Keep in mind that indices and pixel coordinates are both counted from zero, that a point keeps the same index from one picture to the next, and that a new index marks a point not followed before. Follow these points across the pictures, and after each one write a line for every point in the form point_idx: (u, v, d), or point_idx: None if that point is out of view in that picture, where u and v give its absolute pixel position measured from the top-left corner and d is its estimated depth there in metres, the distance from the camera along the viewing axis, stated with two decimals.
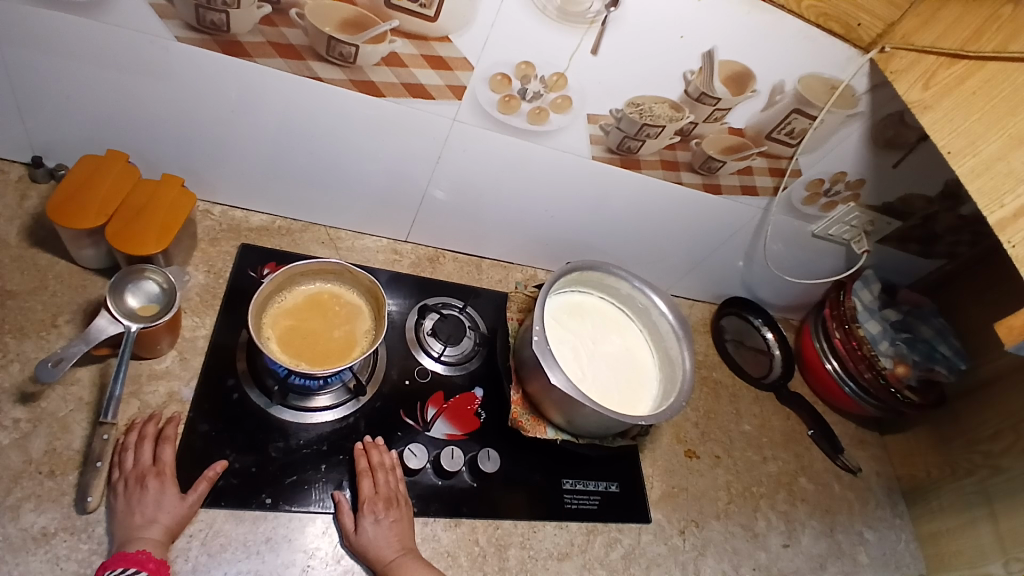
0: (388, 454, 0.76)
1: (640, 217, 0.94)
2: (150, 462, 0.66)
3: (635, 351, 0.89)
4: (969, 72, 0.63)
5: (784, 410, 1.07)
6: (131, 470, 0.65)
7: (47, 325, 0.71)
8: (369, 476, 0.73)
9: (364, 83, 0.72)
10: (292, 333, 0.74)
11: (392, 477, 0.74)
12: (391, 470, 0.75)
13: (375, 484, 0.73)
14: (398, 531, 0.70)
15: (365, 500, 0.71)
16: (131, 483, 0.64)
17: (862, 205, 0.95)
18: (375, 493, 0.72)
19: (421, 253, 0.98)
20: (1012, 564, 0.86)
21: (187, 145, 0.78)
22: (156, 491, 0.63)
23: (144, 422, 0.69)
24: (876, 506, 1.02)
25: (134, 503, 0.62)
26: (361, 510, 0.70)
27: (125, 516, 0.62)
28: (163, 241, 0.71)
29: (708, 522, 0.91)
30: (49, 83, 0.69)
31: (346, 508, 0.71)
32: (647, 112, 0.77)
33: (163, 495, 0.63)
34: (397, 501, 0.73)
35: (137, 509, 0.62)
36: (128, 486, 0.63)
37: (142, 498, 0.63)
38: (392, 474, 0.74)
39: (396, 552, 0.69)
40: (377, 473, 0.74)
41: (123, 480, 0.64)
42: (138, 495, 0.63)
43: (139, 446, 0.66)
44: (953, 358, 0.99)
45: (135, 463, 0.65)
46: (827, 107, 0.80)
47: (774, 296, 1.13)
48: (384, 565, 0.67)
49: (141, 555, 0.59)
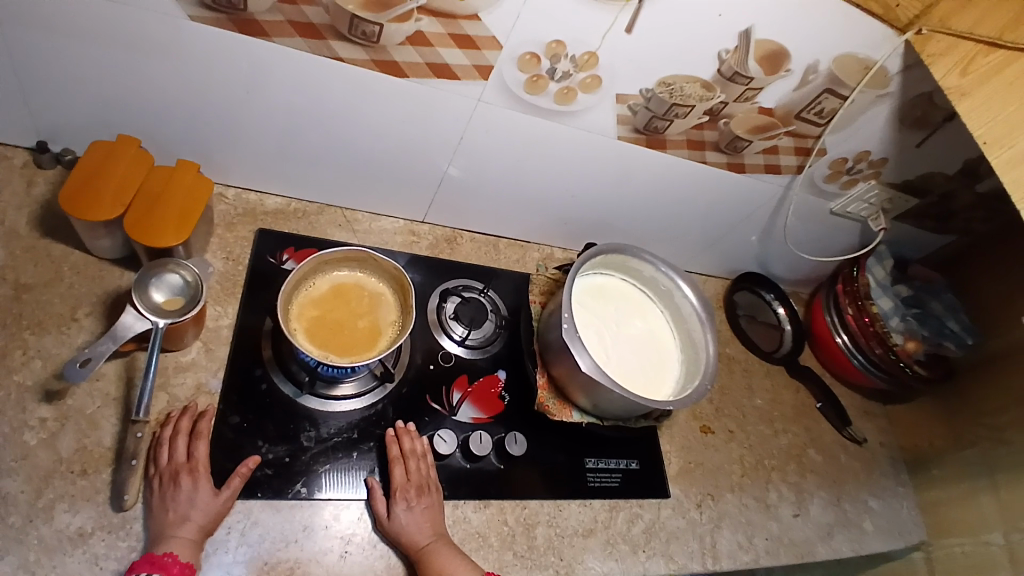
0: (419, 441, 0.76)
1: (660, 195, 0.93)
2: (186, 456, 0.65)
3: (657, 333, 0.89)
4: (1008, 61, 0.63)
5: (794, 384, 1.09)
6: (165, 466, 0.64)
7: (66, 319, 0.69)
8: (400, 464, 0.73)
9: (386, 63, 0.69)
10: (319, 323, 0.72)
11: (422, 465, 0.75)
12: (423, 457, 0.75)
13: (406, 472, 0.73)
14: (430, 518, 0.71)
15: (399, 487, 0.71)
16: (166, 479, 0.63)
17: (882, 182, 0.95)
18: (407, 480, 0.72)
19: (438, 234, 0.96)
20: (1012, 534, 0.90)
21: (200, 127, 0.74)
22: (190, 490, 0.63)
23: (179, 415, 0.68)
24: (881, 476, 1.06)
25: (168, 500, 0.62)
26: (395, 498, 0.71)
27: (159, 511, 0.62)
28: (184, 232, 0.68)
29: (723, 495, 0.93)
30: (56, 64, 0.65)
31: (378, 494, 0.72)
32: (678, 91, 0.75)
33: (196, 493, 0.63)
34: (427, 488, 0.73)
35: (171, 506, 0.62)
36: (162, 482, 0.63)
37: (176, 496, 0.62)
38: (423, 461, 0.75)
39: (428, 537, 0.70)
40: (408, 460, 0.74)
41: (158, 475, 0.64)
42: (172, 492, 0.63)
43: (174, 439, 0.66)
44: (962, 334, 1.02)
45: (170, 458, 0.65)
46: (859, 86, 0.78)
47: (786, 271, 1.14)
48: (416, 550, 0.69)
49: (167, 563, 0.58)
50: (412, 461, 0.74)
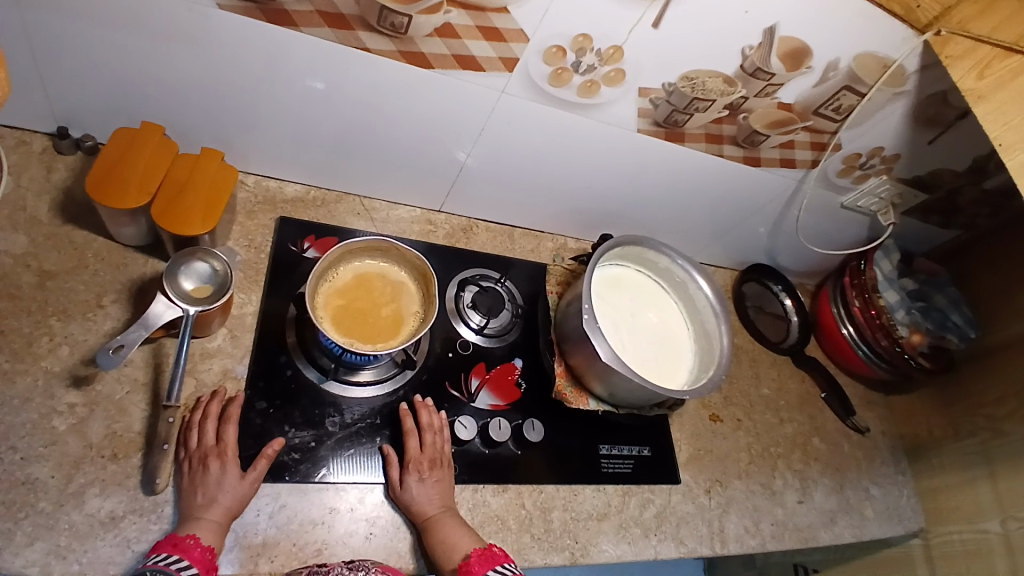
0: (436, 416, 0.78)
1: (676, 188, 0.94)
2: (216, 440, 0.66)
3: (671, 325, 0.91)
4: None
5: (799, 374, 1.11)
6: (195, 450, 0.65)
7: (92, 307, 0.70)
8: (416, 436, 0.75)
9: (413, 54, 0.69)
10: (344, 311, 0.73)
11: (438, 439, 0.76)
12: (439, 432, 0.76)
13: (421, 445, 0.74)
14: (440, 490, 0.72)
15: (413, 458, 0.73)
16: (195, 463, 0.64)
17: (893, 177, 0.96)
18: (422, 453, 0.73)
19: (454, 223, 0.96)
20: (1009, 522, 0.92)
21: (223, 114, 0.74)
22: (218, 473, 0.64)
23: (207, 400, 0.69)
24: (882, 463, 1.08)
25: (196, 482, 0.63)
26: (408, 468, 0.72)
27: (189, 494, 0.63)
28: (211, 220, 0.69)
29: (731, 481, 0.95)
30: (80, 49, 0.64)
31: (394, 462, 0.73)
32: (700, 86, 0.76)
33: (224, 476, 0.63)
34: (440, 462, 0.74)
35: (200, 489, 0.63)
36: (192, 466, 0.64)
37: (204, 479, 0.63)
38: (438, 436, 0.76)
39: (436, 509, 0.71)
40: (424, 434, 0.75)
41: (188, 459, 0.65)
42: (201, 476, 0.63)
43: (204, 422, 0.66)
44: (965, 327, 1.04)
45: (199, 442, 0.65)
46: (877, 84, 0.80)
47: (793, 263, 1.15)
48: (423, 521, 0.70)
49: (190, 547, 0.59)
50: (427, 435, 0.75)
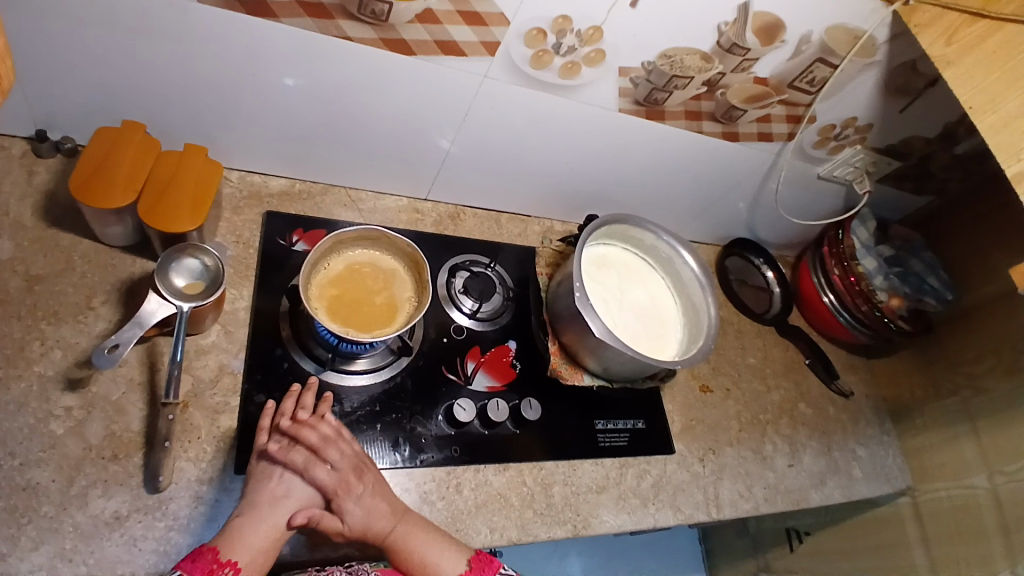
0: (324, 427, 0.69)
1: (658, 166, 0.95)
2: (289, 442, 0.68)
3: (659, 300, 0.92)
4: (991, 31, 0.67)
5: (784, 343, 1.14)
6: (267, 447, 0.67)
7: (82, 309, 0.69)
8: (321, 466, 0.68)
9: (395, 42, 0.70)
10: (338, 301, 0.73)
11: (342, 448, 0.69)
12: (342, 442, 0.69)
13: (332, 464, 0.68)
14: (380, 502, 0.68)
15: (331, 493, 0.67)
16: (287, 445, 0.67)
17: (867, 147, 0.99)
18: (338, 472, 0.67)
19: (441, 211, 0.97)
20: (996, 476, 0.97)
21: (205, 110, 0.74)
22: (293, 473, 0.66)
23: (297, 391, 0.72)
24: (866, 425, 1.12)
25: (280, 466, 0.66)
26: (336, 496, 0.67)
27: (269, 474, 0.65)
28: (199, 216, 0.68)
29: (723, 449, 0.98)
30: (56, 52, 0.64)
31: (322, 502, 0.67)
32: (678, 64, 0.77)
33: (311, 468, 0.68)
34: (363, 468, 0.69)
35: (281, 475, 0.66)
36: (284, 446, 0.67)
37: (290, 464, 0.66)
38: (340, 444, 0.69)
39: (389, 522, 0.67)
40: (326, 450, 0.68)
41: (280, 438, 0.68)
42: (291, 458, 0.67)
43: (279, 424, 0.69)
44: (940, 290, 1.08)
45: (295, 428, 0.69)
46: (848, 56, 0.82)
47: (773, 236, 1.18)
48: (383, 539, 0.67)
49: (206, 560, 0.58)
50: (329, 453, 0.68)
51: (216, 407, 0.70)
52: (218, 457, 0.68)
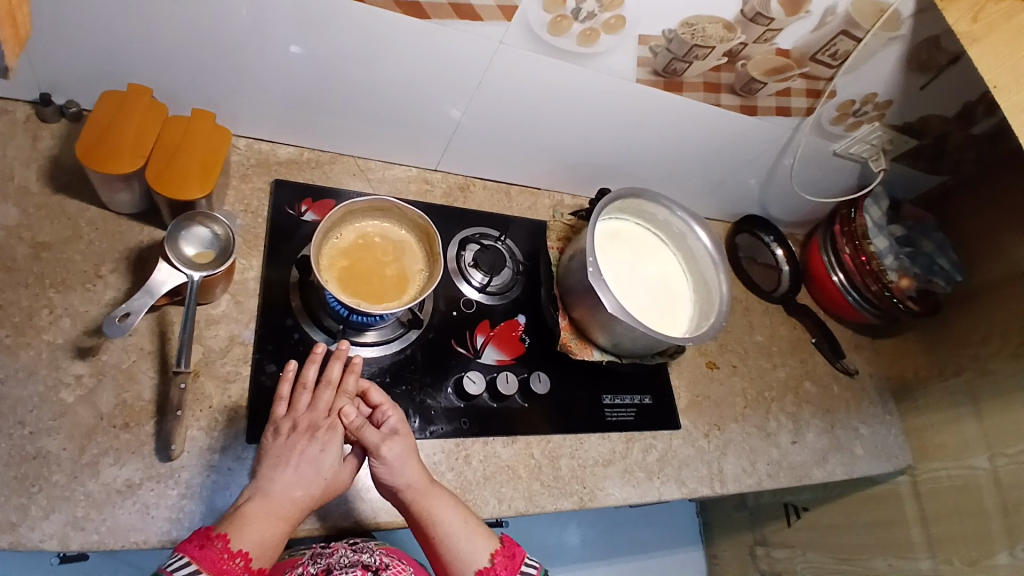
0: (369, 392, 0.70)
1: (673, 140, 0.94)
2: (328, 412, 0.68)
3: (670, 276, 0.92)
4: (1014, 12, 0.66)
5: (791, 321, 1.14)
6: (302, 417, 0.66)
7: (91, 277, 0.68)
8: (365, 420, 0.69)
9: (409, 4, 0.67)
10: (349, 272, 0.72)
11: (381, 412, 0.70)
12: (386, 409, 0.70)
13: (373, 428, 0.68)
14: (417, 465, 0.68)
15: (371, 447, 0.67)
16: (301, 430, 0.65)
17: (886, 124, 0.97)
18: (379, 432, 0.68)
19: (451, 182, 0.95)
20: (998, 458, 0.97)
21: (212, 74, 0.72)
22: (324, 446, 0.65)
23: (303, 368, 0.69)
24: (870, 404, 1.12)
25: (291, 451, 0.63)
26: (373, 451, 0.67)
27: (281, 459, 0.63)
28: (208, 183, 0.67)
29: (728, 425, 0.99)
30: (59, 12, 0.61)
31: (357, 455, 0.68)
32: (700, 32, 0.75)
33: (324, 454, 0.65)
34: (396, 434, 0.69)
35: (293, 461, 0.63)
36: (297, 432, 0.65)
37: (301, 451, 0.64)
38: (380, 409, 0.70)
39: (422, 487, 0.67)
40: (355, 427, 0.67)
41: (291, 422, 0.66)
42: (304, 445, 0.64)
43: (318, 390, 0.68)
44: (950, 270, 1.08)
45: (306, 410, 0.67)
46: (872, 30, 0.80)
47: (785, 214, 1.17)
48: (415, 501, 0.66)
49: (216, 550, 0.56)
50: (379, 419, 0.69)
51: (226, 377, 0.70)
52: (228, 427, 0.67)
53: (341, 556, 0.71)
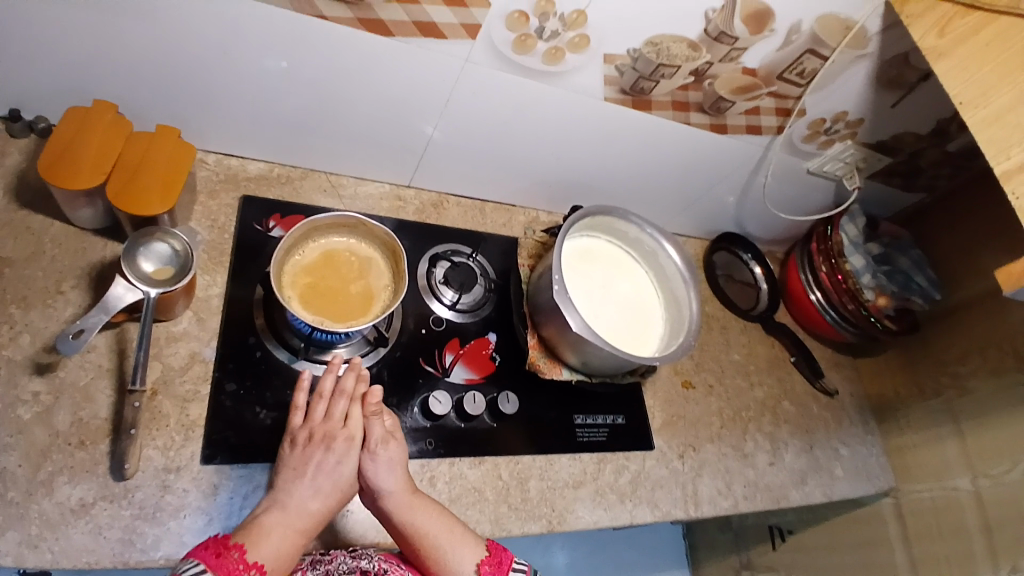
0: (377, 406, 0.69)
1: (646, 157, 0.94)
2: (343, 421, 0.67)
3: (643, 294, 0.91)
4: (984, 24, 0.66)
5: (769, 339, 1.13)
6: (318, 426, 0.66)
7: (51, 293, 0.68)
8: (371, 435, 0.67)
9: (373, 22, 0.68)
10: (312, 289, 0.72)
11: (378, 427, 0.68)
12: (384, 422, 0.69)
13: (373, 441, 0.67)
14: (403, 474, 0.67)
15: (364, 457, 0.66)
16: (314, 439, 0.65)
17: (858, 142, 0.98)
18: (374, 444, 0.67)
19: (424, 199, 0.95)
20: (979, 479, 0.97)
21: (179, 90, 0.72)
22: (342, 457, 0.65)
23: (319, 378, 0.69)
24: (850, 424, 1.11)
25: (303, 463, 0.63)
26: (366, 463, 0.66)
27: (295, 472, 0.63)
28: (169, 199, 0.67)
29: (704, 445, 0.97)
30: (23, 27, 0.62)
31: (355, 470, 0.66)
32: (665, 51, 0.76)
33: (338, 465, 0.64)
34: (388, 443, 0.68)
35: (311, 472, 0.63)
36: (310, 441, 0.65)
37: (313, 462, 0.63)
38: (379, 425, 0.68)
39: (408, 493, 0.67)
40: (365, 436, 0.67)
41: (308, 431, 0.66)
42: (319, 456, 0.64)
43: (333, 400, 0.68)
44: (928, 288, 1.07)
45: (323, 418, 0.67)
46: (838, 47, 0.80)
47: (763, 231, 1.17)
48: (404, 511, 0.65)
49: (233, 560, 0.55)
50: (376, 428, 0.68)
51: (185, 396, 0.69)
52: (186, 447, 0.66)
53: (341, 563, 0.65)
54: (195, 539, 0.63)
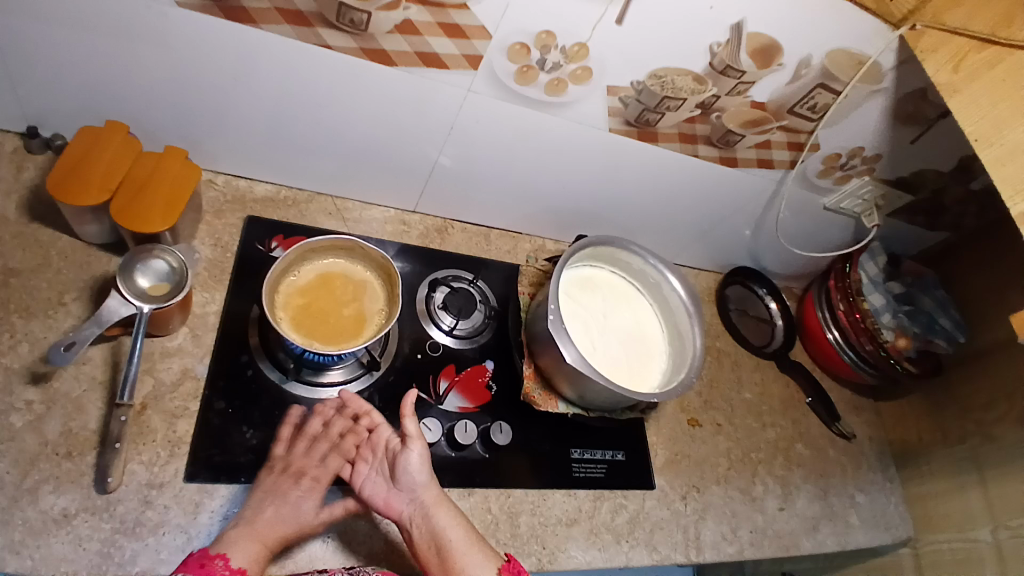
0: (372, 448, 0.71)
1: (653, 189, 0.93)
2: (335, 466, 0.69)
3: (645, 326, 0.89)
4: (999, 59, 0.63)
5: (784, 378, 1.09)
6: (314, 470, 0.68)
7: (53, 304, 0.70)
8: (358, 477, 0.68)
9: (375, 52, 0.69)
10: (304, 311, 0.72)
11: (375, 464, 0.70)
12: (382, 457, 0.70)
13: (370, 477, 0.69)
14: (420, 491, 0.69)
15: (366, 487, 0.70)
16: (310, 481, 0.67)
17: (876, 178, 0.95)
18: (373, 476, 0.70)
19: (429, 223, 0.95)
20: (1000, 531, 0.91)
21: (188, 114, 0.74)
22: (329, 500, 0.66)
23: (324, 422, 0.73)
24: (868, 470, 1.06)
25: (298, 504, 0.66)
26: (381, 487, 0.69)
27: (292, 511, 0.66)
28: (170, 218, 0.68)
29: (709, 487, 0.94)
30: (40, 51, 0.64)
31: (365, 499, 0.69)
32: (670, 84, 0.74)
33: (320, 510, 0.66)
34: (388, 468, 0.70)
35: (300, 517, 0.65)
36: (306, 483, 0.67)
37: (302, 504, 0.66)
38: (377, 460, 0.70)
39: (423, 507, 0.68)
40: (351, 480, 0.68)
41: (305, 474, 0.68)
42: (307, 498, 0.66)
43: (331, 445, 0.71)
44: (953, 330, 1.02)
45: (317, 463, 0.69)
46: (853, 81, 0.78)
47: (779, 266, 1.14)
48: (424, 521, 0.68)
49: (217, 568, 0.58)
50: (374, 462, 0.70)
51: (174, 412, 0.69)
52: (171, 463, 0.67)
53: None
54: (173, 557, 0.63)
